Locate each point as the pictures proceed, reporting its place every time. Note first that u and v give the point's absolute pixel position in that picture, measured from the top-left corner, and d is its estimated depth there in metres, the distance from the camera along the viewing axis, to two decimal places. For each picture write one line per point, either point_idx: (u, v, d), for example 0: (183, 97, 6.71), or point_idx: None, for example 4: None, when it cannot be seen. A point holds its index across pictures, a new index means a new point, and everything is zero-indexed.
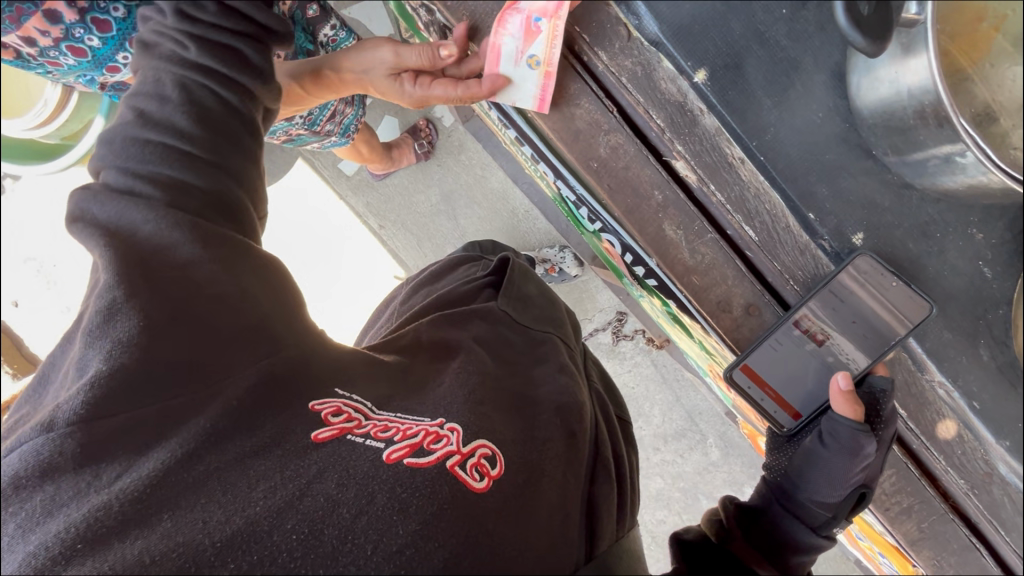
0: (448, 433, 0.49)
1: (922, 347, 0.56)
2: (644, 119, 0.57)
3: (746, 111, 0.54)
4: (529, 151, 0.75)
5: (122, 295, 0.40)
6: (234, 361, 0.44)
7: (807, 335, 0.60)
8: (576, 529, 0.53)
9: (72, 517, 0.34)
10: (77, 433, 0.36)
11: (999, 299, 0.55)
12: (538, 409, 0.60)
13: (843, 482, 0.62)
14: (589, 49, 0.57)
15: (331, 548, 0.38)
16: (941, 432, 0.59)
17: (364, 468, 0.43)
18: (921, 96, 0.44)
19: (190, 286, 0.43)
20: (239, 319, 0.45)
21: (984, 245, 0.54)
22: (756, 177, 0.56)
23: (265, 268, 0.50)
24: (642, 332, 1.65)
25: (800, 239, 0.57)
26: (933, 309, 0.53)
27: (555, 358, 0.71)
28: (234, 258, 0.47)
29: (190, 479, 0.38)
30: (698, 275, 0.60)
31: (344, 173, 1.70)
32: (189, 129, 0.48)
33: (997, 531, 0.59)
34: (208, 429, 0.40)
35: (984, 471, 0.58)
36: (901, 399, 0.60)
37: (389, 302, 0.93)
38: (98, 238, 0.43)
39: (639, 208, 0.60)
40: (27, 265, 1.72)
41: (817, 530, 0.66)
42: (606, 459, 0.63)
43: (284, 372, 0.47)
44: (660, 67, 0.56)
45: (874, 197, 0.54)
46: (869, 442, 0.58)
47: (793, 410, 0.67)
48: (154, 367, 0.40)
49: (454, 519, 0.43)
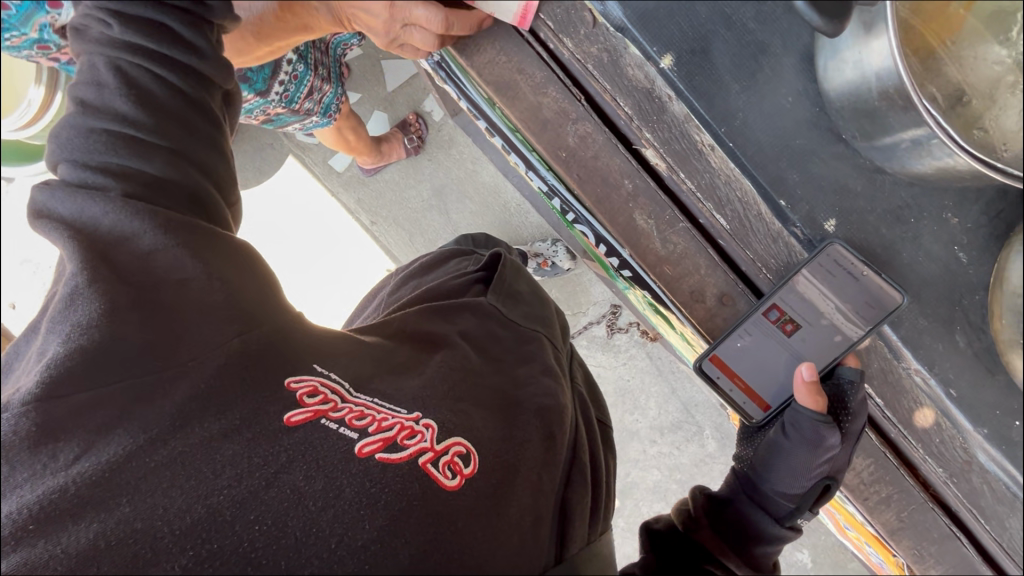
0: (423, 428, 0.46)
1: (897, 335, 0.55)
2: (612, 106, 0.57)
3: (714, 97, 0.53)
4: (501, 141, 0.74)
5: (85, 281, 0.37)
6: (204, 337, 0.40)
7: (777, 325, 0.60)
8: (547, 529, 0.49)
9: (25, 497, 0.32)
10: (32, 413, 0.33)
11: (975, 285, 0.53)
12: (519, 407, 0.55)
13: (810, 474, 0.61)
14: (553, 36, 0.56)
15: (296, 537, 0.36)
16: (918, 420, 0.58)
17: (335, 457, 0.40)
18: (884, 78, 0.43)
19: (150, 282, 0.40)
20: (208, 301, 0.42)
21: (960, 230, 0.53)
22: (726, 164, 0.55)
23: (239, 253, 0.46)
24: (637, 325, 1.63)
25: (772, 227, 0.56)
26: (905, 299, 0.52)
27: (541, 358, 0.65)
28: (201, 244, 0.43)
29: (153, 463, 0.35)
30: (670, 265, 0.59)
31: (335, 170, 1.70)
32: (135, 116, 0.45)
33: (978, 520, 0.58)
34: (174, 412, 0.36)
35: (964, 459, 0.57)
36: (875, 387, 0.60)
37: (377, 292, 0.92)
38: (60, 232, 0.40)
39: (610, 198, 0.59)
40: (24, 266, 1.73)
41: (781, 520, 0.66)
42: (584, 462, 0.58)
43: (255, 352, 0.42)
44: (627, 54, 0.55)
45: (846, 182, 0.53)
46: (832, 434, 0.57)
47: (763, 401, 0.65)
48: (117, 345, 0.37)
49: (423, 516, 0.40)
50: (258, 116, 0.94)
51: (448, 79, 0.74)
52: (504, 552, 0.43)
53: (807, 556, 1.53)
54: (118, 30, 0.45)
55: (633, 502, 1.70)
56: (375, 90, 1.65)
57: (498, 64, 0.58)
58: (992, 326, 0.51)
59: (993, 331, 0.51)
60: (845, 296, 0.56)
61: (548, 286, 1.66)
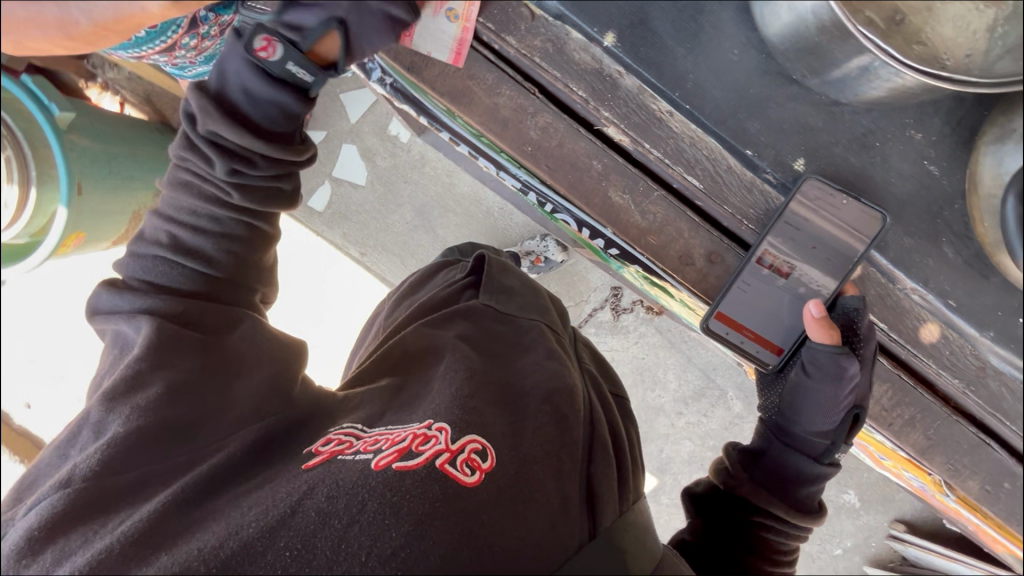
0: (437, 432, 0.47)
1: (886, 258, 0.56)
2: (565, 92, 0.58)
3: (662, 64, 0.54)
4: (466, 148, 0.75)
5: (148, 366, 0.45)
6: (241, 414, 0.47)
7: (772, 271, 0.60)
8: (582, 509, 0.47)
9: (75, 562, 0.35)
10: (89, 488, 0.38)
11: (952, 194, 0.54)
12: (526, 400, 0.55)
13: (838, 407, 0.62)
14: (495, 36, 0.56)
15: (325, 554, 0.36)
16: (924, 336, 0.59)
17: (350, 477, 0.41)
18: (822, 14, 0.44)
19: (210, 370, 0.48)
20: (255, 387, 0.49)
21: (926, 144, 0.54)
22: (688, 126, 0.56)
23: (289, 348, 0.55)
24: (640, 303, 1.63)
25: (745, 177, 0.57)
26: (886, 218, 0.53)
27: (545, 343, 0.65)
28: (254, 350, 0.52)
29: (190, 521, 0.39)
30: (653, 236, 0.60)
31: (315, 211, 1.71)
32: (215, 256, 0.55)
33: (1003, 423, 0.59)
34: (205, 476, 0.41)
35: (977, 366, 0.58)
36: (879, 314, 0.60)
37: (374, 320, 0.92)
38: (129, 315, 0.50)
39: (583, 181, 0.60)
40: (29, 367, 1.70)
41: (820, 458, 0.67)
42: (605, 438, 0.54)
43: (284, 427, 0.48)
44: (570, 39, 0.55)
45: (807, 120, 0.54)
46: (851, 363, 0.58)
47: (775, 346, 0.66)
48: (166, 421, 0.43)
49: (446, 516, 0.40)
50: (195, 56, 0.88)
51: (405, 100, 0.75)
52: (536, 540, 0.42)
53: (855, 495, 1.52)
54: (237, 197, 0.56)
55: (673, 477, 1.71)
56: (339, 124, 1.66)
57: (449, 75, 0.59)
58: (977, 231, 0.52)
59: (980, 237, 0.52)
60: (811, 241, 0.59)
61: (547, 282, 1.67)
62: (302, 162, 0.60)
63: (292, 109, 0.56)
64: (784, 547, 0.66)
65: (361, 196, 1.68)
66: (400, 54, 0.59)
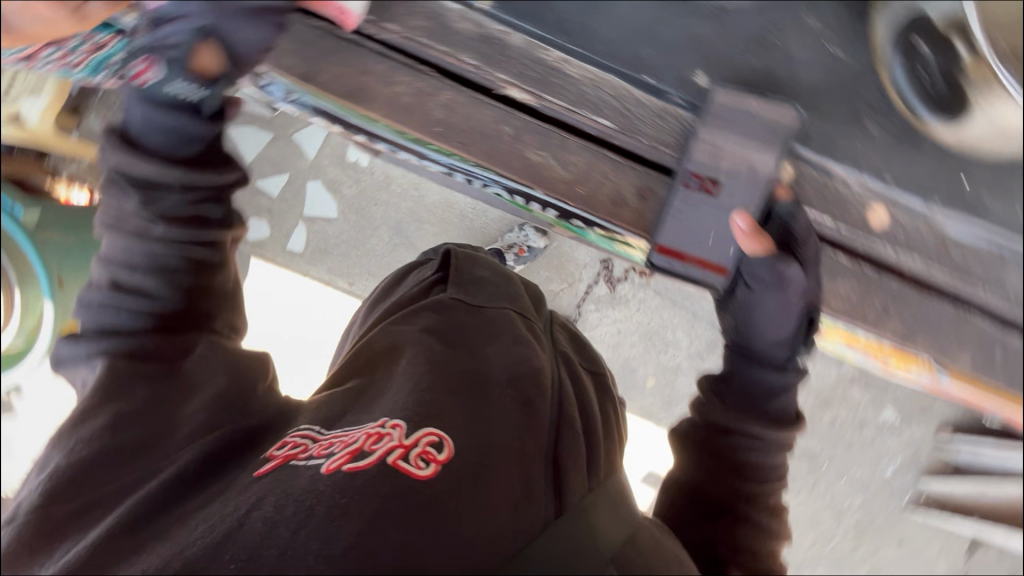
0: (390, 429, 0.47)
1: (813, 150, 0.55)
2: (459, 65, 0.57)
3: (542, 13, 0.54)
4: (385, 146, 0.74)
5: (96, 399, 0.48)
6: (194, 427, 0.49)
7: (699, 189, 0.58)
8: (543, 494, 0.46)
9: None
10: (36, 517, 0.40)
11: (859, 70, 0.53)
12: (489, 385, 0.55)
13: (792, 311, 0.67)
14: (376, 25, 0.57)
15: (271, 561, 0.35)
16: (875, 222, 0.57)
17: (303, 482, 0.41)
18: None
19: (161, 391, 0.50)
20: (211, 400, 0.51)
21: (820, 28, 0.52)
22: (585, 69, 0.55)
23: (253, 363, 0.58)
24: (632, 268, 1.59)
25: (654, 105, 0.56)
26: (793, 108, 0.52)
27: (511, 331, 0.65)
28: (209, 366, 0.54)
29: (135, 540, 0.40)
30: (580, 184, 0.60)
31: (296, 252, 1.70)
32: (157, 289, 0.58)
33: (976, 291, 0.58)
34: (154, 494, 0.43)
35: (937, 242, 0.56)
36: (816, 203, 0.58)
37: (351, 327, 0.93)
38: (87, 354, 0.54)
39: (497, 148, 0.59)
40: None
41: (785, 367, 0.72)
42: (571, 418, 0.56)
43: (240, 436, 0.50)
44: (447, 10, 0.55)
45: (696, 32, 0.53)
46: (790, 267, 0.61)
47: (718, 267, 0.64)
48: (115, 445, 0.45)
49: (403, 509, 0.40)
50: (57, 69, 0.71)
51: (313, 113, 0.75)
52: (498, 524, 0.42)
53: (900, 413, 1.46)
54: (163, 229, 0.59)
55: None
56: (297, 163, 1.68)
57: (343, 76, 0.58)
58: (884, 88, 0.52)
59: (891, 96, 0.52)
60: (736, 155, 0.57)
61: (537, 271, 1.63)
62: (223, 182, 0.65)
63: (189, 130, 0.62)
64: (771, 460, 0.70)
65: (336, 228, 1.68)
66: (290, 68, 0.59)
